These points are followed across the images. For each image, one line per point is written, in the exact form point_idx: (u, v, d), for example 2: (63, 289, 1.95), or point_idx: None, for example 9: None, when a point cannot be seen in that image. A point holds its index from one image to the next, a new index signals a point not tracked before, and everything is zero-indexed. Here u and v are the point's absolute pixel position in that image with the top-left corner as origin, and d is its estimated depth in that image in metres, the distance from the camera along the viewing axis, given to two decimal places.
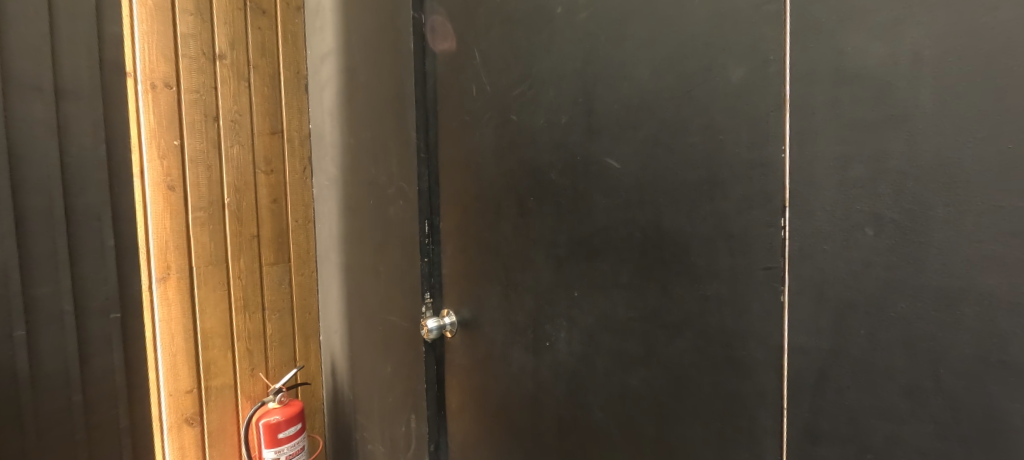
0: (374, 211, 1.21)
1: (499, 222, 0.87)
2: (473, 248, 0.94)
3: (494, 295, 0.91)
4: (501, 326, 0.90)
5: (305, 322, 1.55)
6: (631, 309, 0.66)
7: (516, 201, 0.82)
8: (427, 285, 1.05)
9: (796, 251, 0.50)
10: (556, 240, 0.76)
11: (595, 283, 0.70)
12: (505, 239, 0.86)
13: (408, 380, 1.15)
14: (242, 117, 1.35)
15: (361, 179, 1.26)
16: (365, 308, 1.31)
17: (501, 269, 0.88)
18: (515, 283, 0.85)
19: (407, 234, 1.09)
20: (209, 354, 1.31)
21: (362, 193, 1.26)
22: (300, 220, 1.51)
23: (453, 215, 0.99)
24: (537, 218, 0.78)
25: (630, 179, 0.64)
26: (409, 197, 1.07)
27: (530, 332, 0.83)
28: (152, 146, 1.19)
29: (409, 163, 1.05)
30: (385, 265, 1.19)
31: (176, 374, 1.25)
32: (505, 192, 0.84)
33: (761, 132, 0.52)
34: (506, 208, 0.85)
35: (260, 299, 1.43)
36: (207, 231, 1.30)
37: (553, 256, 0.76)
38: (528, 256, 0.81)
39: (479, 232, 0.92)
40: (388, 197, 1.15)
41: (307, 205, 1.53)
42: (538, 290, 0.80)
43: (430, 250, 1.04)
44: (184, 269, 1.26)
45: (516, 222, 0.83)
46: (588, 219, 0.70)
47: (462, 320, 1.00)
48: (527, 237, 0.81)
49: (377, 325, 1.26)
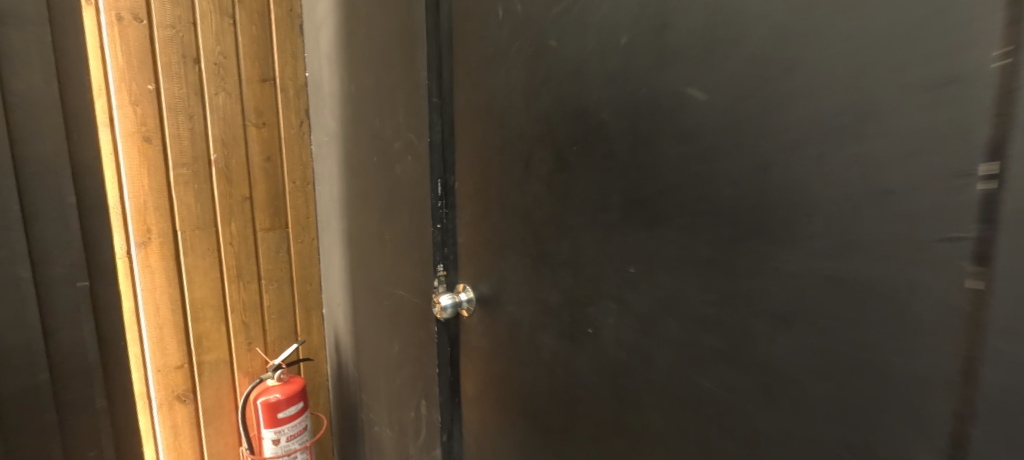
0: (378, 170, 1.05)
1: (528, 180, 0.71)
2: (495, 213, 0.79)
3: (517, 267, 0.76)
4: (527, 307, 0.75)
5: (304, 293, 1.43)
6: (709, 291, 0.50)
7: (551, 153, 0.66)
8: (440, 254, 0.90)
9: (1010, 217, 0.31)
10: (599, 200, 0.60)
11: (655, 256, 0.54)
12: (534, 200, 0.70)
13: (416, 361, 1.02)
14: (227, 61, 1.19)
15: (364, 133, 1.08)
16: (368, 279, 1.18)
17: (531, 237, 0.72)
18: (547, 256, 0.70)
19: (416, 194, 0.93)
20: (200, 327, 1.23)
21: (364, 149, 1.09)
22: (294, 180, 1.35)
23: (470, 172, 0.83)
24: (574, 174, 0.62)
25: (709, 114, 0.48)
26: (417, 152, 0.91)
27: (566, 314, 0.68)
28: (122, 90, 1.05)
29: (419, 109, 0.88)
30: (392, 232, 1.04)
31: (164, 348, 1.17)
32: (536, 142, 0.68)
33: (964, 23, 0.33)
34: (534, 162, 0.69)
35: (252, 266, 1.30)
36: (191, 191, 1.17)
37: (596, 221, 0.61)
38: (567, 221, 0.65)
39: (504, 194, 0.76)
40: (394, 153, 0.98)
41: (304, 164, 1.37)
42: (574, 264, 0.65)
43: (443, 214, 0.88)
44: (167, 232, 1.14)
45: (549, 178, 0.67)
46: (651, 171, 0.53)
47: (478, 295, 0.86)
48: (565, 199, 0.65)
49: (383, 299, 1.12)
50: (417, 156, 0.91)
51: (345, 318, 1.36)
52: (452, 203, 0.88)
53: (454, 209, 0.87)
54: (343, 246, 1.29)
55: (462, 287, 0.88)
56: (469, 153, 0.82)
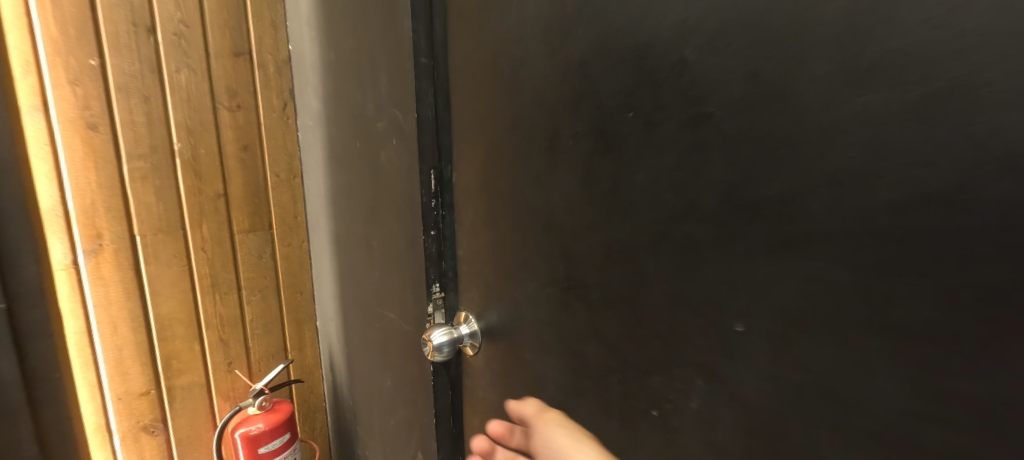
0: (364, 159, 0.83)
1: (553, 166, 0.49)
2: (502, 214, 0.58)
3: (537, 293, 0.55)
4: (550, 347, 0.54)
5: (296, 305, 1.21)
6: (896, 383, 0.27)
7: (587, 126, 0.44)
8: (436, 268, 0.72)
9: None
10: (677, 203, 0.37)
11: (779, 302, 0.32)
12: (561, 200, 0.48)
13: (413, 400, 0.81)
14: (190, 31, 0.99)
15: (348, 113, 0.86)
16: (357, 294, 0.96)
17: (557, 250, 0.50)
18: (580, 280, 0.48)
19: (407, 188, 0.74)
20: (169, 348, 1.03)
21: (348, 134, 0.87)
22: (275, 173, 1.13)
23: (474, 157, 0.62)
24: (627, 158, 0.40)
25: (926, 37, 0.24)
26: (402, 132, 0.73)
27: (618, 371, 0.45)
28: (57, 66, 0.85)
29: (405, 73, 0.70)
30: (380, 237, 0.83)
31: (125, 374, 0.98)
32: (564, 112, 0.47)
33: None
34: (561, 142, 0.47)
35: (231, 274, 1.09)
36: (151, 187, 0.97)
37: (661, 232, 0.39)
38: (613, 229, 0.43)
39: (518, 188, 0.55)
40: (380, 136, 0.78)
41: (291, 154, 1.16)
42: (623, 296, 0.43)
43: (439, 217, 0.71)
44: (123, 237, 0.95)
45: (585, 165, 0.45)
46: (778, 155, 0.30)
47: (485, 324, 0.64)
48: (606, 195, 0.43)
49: (373, 322, 0.91)
50: (405, 141, 0.73)
51: (338, 340, 1.14)
52: (450, 205, 0.70)
53: (450, 212, 0.70)
54: (332, 253, 1.06)
55: (462, 318, 0.68)
56: (474, 131, 0.61)
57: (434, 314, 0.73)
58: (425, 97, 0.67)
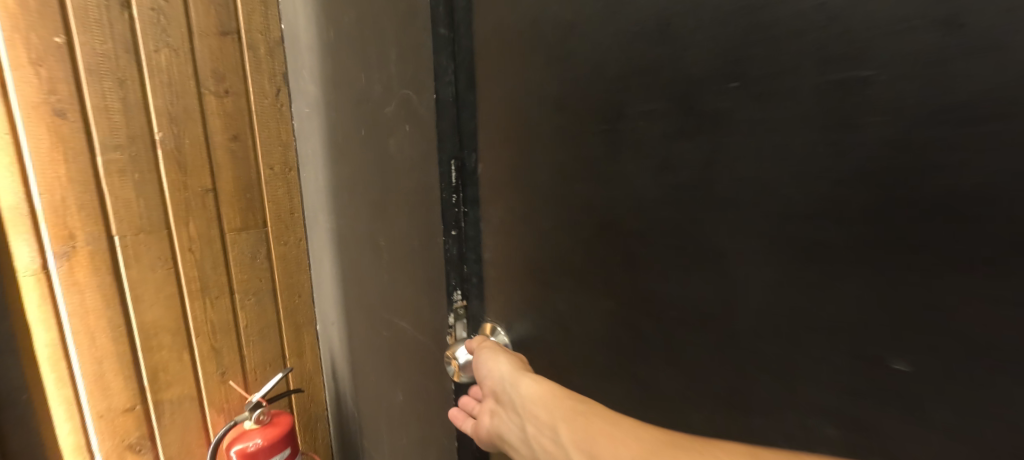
0: (368, 148, 0.74)
1: (615, 155, 0.43)
2: (548, 211, 0.51)
3: (594, 305, 0.48)
4: (610, 364, 0.48)
5: (293, 309, 1.11)
6: None
7: (666, 105, 0.38)
8: (456, 272, 0.64)
9: None
10: (798, 201, 0.31)
11: (946, 316, 0.27)
12: (626, 194, 0.42)
13: (428, 417, 0.74)
14: (170, 6, 0.87)
15: (348, 96, 0.76)
16: (362, 299, 0.87)
17: (618, 253, 0.44)
18: (649, 290, 0.42)
19: (422, 181, 0.65)
20: (156, 358, 0.91)
21: (350, 121, 0.78)
22: (268, 164, 1.03)
23: (504, 145, 0.55)
24: (726, 147, 0.34)
25: None
26: (415, 116, 0.64)
27: (703, 397, 0.39)
28: (11, 42, 0.72)
29: (421, 48, 0.60)
30: (387, 235, 0.74)
31: (107, 388, 0.85)
32: (635, 89, 0.40)
33: None
34: (626, 123, 0.41)
35: (222, 276, 0.99)
36: (131, 182, 0.85)
37: (773, 237, 0.33)
38: (700, 232, 0.37)
39: (568, 180, 0.48)
40: (387, 121, 0.69)
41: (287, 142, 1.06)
42: (710, 311, 0.37)
43: (461, 215, 0.62)
44: (99, 237, 0.82)
45: (660, 152, 0.39)
46: (963, 142, 0.25)
47: (530, 335, 0.58)
48: (688, 189, 0.37)
49: (381, 330, 0.82)
50: (418, 126, 0.64)
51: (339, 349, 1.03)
52: (472, 200, 0.61)
53: (473, 208, 0.61)
54: (332, 255, 0.95)
55: (489, 329, 0.63)
56: (511, 116, 0.54)
57: (454, 324, 0.65)
58: (445, 75, 0.58)
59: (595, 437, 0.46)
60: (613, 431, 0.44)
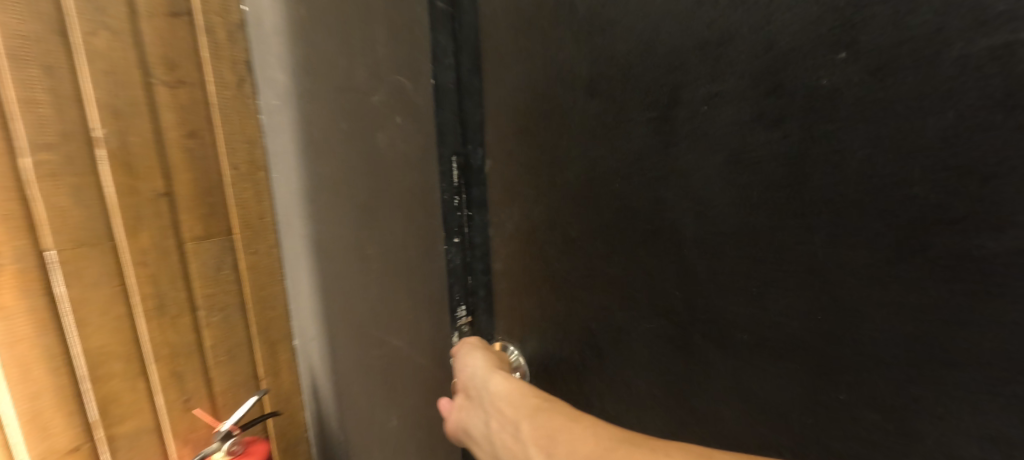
0: (352, 144, 0.63)
1: (672, 149, 0.36)
2: (574, 216, 0.44)
3: (639, 326, 0.42)
4: (663, 392, 0.42)
5: (269, 348, 0.78)
6: None
7: (742, 89, 0.32)
8: (461, 284, 0.55)
9: None
10: (918, 203, 0.27)
11: None
12: (686, 195, 0.36)
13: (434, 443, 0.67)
14: None
15: (326, 81, 0.64)
16: (346, 322, 0.73)
17: (672, 264, 0.38)
18: (713, 306, 0.37)
19: (423, 182, 0.58)
20: (106, 390, 0.57)
21: (325, 111, 0.65)
22: (231, 152, 0.71)
23: (517, 139, 0.47)
24: (825, 141, 0.30)
25: None
26: (410, 106, 0.57)
27: (785, 426, 0.35)
28: None
29: (420, 25, 0.52)
30: (377, 243, 0.65)
31: (50, 435, 0.53)
32: (700, 68, 0.34)
33: None
34: (685, 109, 0.35)
35: (182, 292, 0.65)
36: (13, 187, 0.49)
37: (885, 246, 0.29)
38: (787, 239, 0.33)
39: (603, 180, 0.41)
40: (376, 113, 0.60)
41: (247, 132, 0.73)
42: (797, 328, 0.33)
43: (466, 218, 0.53)
44: (28, 251, 0.51)
45: (731, 143, 0.33)
46: None
47: (550, 356, 0.51)
48: (772, 186, 0.32)
49: (371, 351, 0.72)
50: (414, 118, 0.57)
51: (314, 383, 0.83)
52: (478, 201, 0.53)
53: (480, 212, 0.53)
54: (307, 268, 0.77)
55: (500, 349, 0.54)
56: (529, 105, 0.45)
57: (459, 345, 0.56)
58: (445, 55, 0.49)
59: (554, 432, 0.35)
60: (574, 426, 0.34)
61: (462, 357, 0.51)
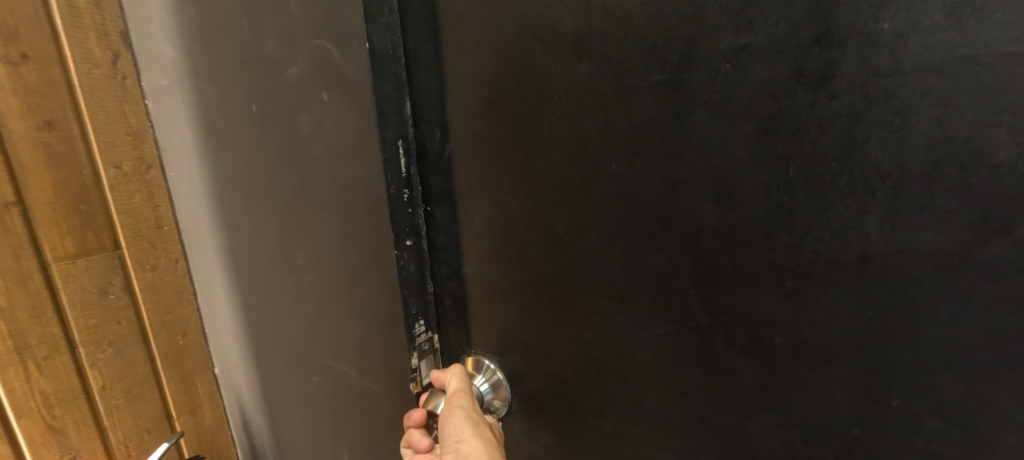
0: (269, 127, 0.51)
1: (686, 119, 0.30)
2: (561, 206, 0.36)
3: (646, 332, 0.35)
4: (678, 407, 0.36)
5: (184, 387, 0.59)
6: None
7: (776, 40, 0.26)
8: (418, 297, 0.46)
9: None
10: (1008, 175, 0.22)
11: None
12: (704, 176, 0.30)
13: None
14: None
15: (223, 47, 0.49)
16: (281, 350, 0.59)
17: (689, 258, 0.32)
18: (734, 305, 0.31)
19: (364, 170, 0.51)
20: None
21: (226, 86, 0.50)
22: (106, 145, 0.50)
23: (482, 116, 0.38)
24: (884, 101, 0.24)
25: None
26: (335, 75, 0.49)
27: (825, 439, 0.31)
28: None
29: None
30: (313, 246, 0.55)
31: None
32: (721, 15, 0.27)
33: None
34: (700, 69, 0.29)
35: (52, 328, 0.46)
36: None
37: (957, 228, 0.24)
38: (830, 223, 0.27)
39: (597, 162, 0.34)
40: (295, 89, 0.49)
41: (129, 120, 0.52)
42: (843, 329, 0.28)
43: (415, 220, 0.44)
44: None
45: (761, 108, 0.27)
46: None
47: (534, 372, 0.43)
48: (815, 160, 0.27)
49: (312, 377, 0.60)
50: (343, 95, 0.49)
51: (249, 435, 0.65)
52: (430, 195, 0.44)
53: (439, 206, 0.44)
54: (223, 291, 0.59)
55: (473, 365, 0.47)
56: (498, 72, 0.37)
57: (420, 367, 0.47)
58: (381, 13, 0.39)
59: None
60: None
61: (465, 432, 0.41)
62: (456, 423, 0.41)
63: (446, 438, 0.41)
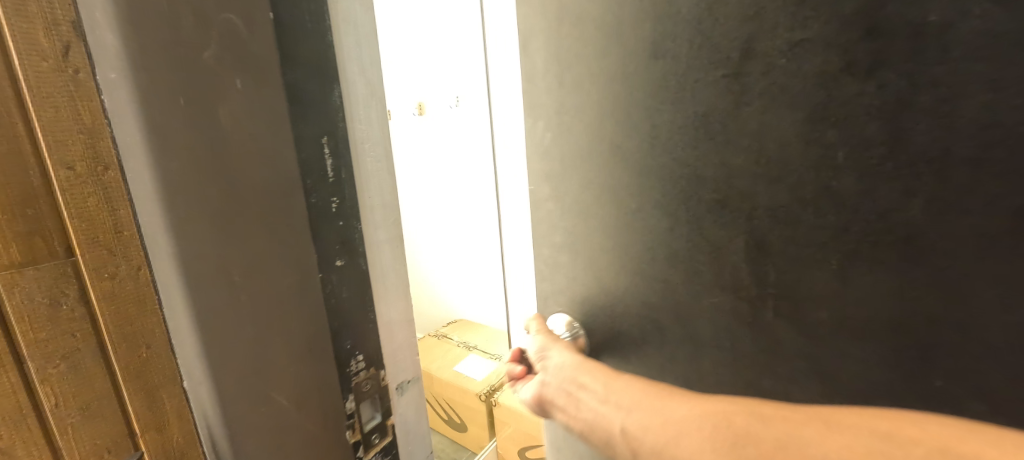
0: (198, 123, 0.43)
1: (744, 106, 0.38)
2: (652, 182, 0.45)
3: (706, 297, 0.45)
4: (732, 343, 0.44)
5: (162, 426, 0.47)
6: None
7: (828, 34, 0.34)
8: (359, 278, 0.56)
9: None
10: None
11: None
12: (760, 160, 0.39)
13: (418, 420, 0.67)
14: None
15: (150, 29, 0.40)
16: (236, 385, 0.48)
17: (743, 224, 0.41)
18: (791, 253, 0.39)
19: (277, 172, 0.48)
20: None
21: (159, 74, 0.41)
22: (55, 141, 0.39)
23: (569, 106, 0.49)
24: (931, 84, 0.31)
25: None
26: (245, 56, 0.45)
27: (884, 376, 0.37)
28: None
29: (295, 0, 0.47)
30: (250, 262, 0.47)
31: None
32: (782, 17, 0.36)
33: None
34: (756, 61, 0.37)
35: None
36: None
37: (993, 193, 0.30)
38: (886, 188, 0.34)
39: (663, 145, 0.44)
40: (212, 76, 0.43)
41: (82, 116, 0.39)
42: (888, 276, 0.35)
43: (342, 237, 0.54)
44: None
45: (816, 96, 0.35)
46: None
47: (608, 326, 0.54)
48: (859, 142, 0.34)
49: (263, 410, 0.50)
50: (259, 82, 0.46)
51: None
52: (351, 208, 0.54)
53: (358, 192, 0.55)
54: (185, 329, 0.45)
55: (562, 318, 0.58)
56: (587, 68, 0.47)
57: (358, 409, 0.59)
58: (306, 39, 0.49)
59: (654, 413, 0.39)
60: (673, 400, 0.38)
61: (551, 346, 0.54)
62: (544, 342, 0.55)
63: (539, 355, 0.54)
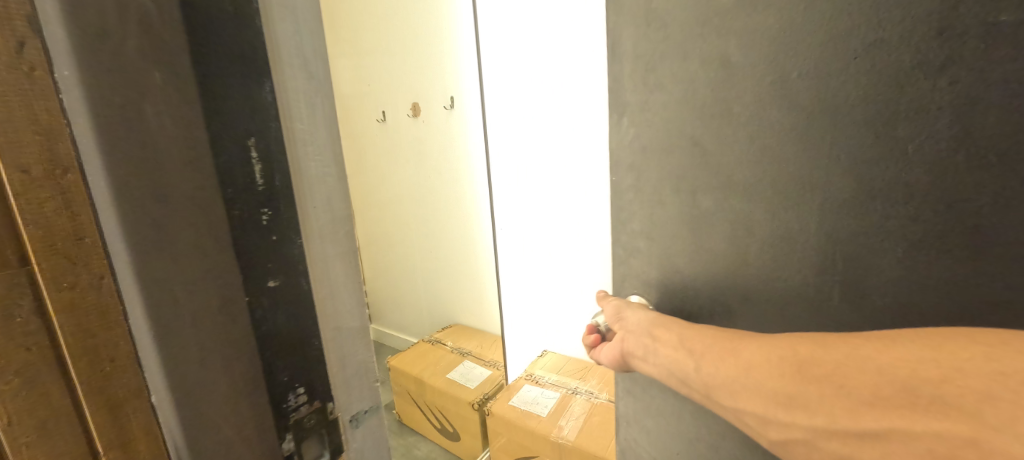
0: (121, 127, 0.38)
1: (827, 103, 0.52)
2: (769, 178, 0.57)
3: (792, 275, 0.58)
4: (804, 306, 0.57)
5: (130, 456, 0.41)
6: None
7: (902, 53, 0.47)
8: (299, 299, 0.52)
9: None
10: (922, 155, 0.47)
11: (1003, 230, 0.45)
12: (887, 157, 0.49)
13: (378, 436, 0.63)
14: None
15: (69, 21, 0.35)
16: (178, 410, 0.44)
17: (879, 221, 0.51)
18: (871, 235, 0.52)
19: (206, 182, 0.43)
20: None
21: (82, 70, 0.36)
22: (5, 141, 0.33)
23: (673, 108, 0.62)
24: (980, 99, 0.44)
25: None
26: (168, 51, 0.40)
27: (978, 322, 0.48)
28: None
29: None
30: (190, 276, 0.43)
31: None
32: (854, 41, 0.49)
33: None
34: (837, 77, 0.51)
35: None
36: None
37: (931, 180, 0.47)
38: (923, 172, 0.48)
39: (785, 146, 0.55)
40: (139, 75, 0.38)
41: (37, 116, 0.34)
42: (941, 245, 0.48)
43: (275, 259, 0.49)
44: None
45: (890, 92, 0.48)
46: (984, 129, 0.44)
47: (680, 289, 0.68)
48: (929, 137, 0.47)
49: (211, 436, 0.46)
50: (186, 82, 0.41)
51: None
52: (286, 224, 0.50)
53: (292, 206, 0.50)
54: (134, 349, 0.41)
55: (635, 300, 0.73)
56: (676, 75, 0.61)
57: (298, 450, 0.53)
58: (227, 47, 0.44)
59: (726, 353, 0.53)
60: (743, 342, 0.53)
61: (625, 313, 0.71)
62: (627, 315, 0.70)
63: (623, 323, 0.70)
